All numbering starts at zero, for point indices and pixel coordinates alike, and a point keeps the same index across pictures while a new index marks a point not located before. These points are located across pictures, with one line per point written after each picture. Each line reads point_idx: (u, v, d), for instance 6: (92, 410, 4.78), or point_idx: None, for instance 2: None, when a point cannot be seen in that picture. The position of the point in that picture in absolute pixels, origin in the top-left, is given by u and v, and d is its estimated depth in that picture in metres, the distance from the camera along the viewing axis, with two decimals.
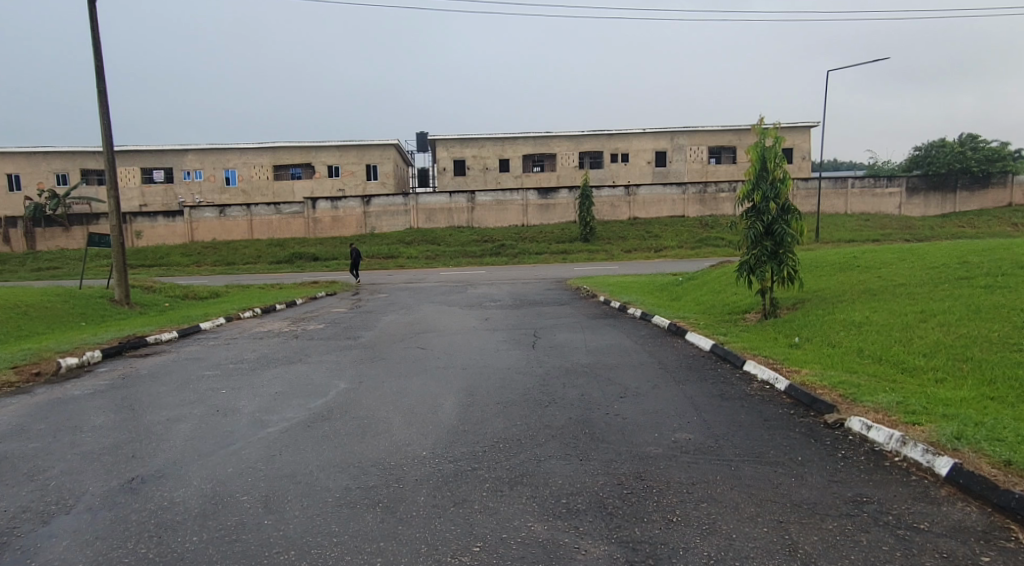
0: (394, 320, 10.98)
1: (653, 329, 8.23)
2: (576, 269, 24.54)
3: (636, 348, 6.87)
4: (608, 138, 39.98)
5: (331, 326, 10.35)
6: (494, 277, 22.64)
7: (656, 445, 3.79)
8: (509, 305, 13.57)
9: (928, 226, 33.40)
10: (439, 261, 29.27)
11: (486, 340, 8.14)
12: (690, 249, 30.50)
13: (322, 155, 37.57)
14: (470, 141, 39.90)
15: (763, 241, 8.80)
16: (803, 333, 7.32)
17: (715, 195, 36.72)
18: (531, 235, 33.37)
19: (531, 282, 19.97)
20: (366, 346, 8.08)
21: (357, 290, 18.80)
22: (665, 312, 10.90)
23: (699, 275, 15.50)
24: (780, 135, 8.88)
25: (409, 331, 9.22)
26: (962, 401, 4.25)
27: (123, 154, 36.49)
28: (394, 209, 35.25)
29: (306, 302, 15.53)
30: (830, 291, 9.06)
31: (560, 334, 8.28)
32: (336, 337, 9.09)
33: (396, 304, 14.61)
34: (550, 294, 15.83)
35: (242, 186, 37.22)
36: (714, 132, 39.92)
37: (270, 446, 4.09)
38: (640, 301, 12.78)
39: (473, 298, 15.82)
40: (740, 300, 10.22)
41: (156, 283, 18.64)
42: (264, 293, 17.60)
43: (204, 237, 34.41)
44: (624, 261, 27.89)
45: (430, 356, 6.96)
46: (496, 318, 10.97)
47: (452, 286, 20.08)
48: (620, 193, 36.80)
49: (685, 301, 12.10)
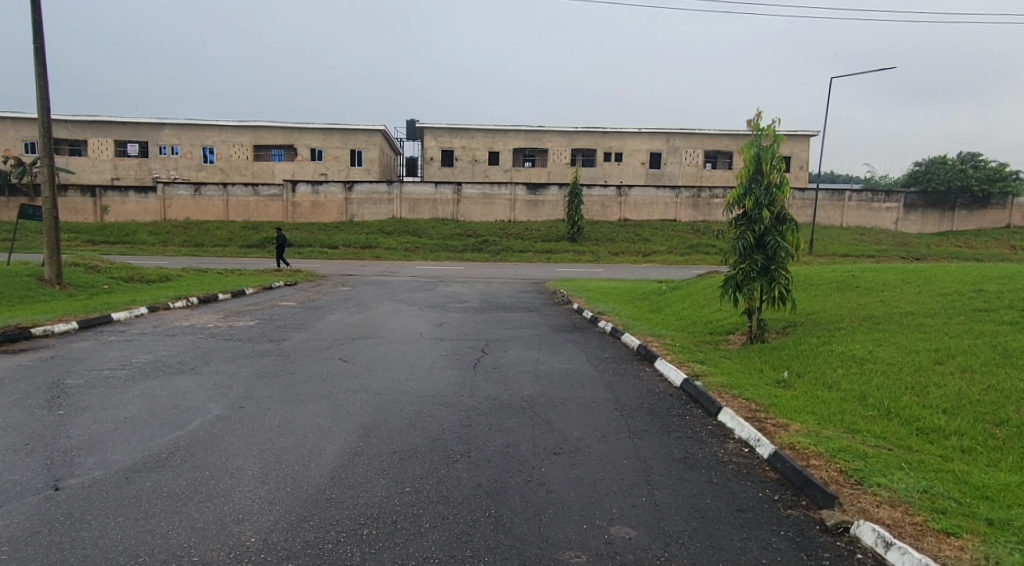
0: (337, 321, 9.76)
1: (619, 352, 7.06)
2: (559, 270, 23.42)
3: (592, 377, 5.71)
4: (603, 135, 38.84)
5: (262, 325, 9.11)
6: (471, 274, 21.48)
7: (578, 548, 2.66)
8: (474, 309, 12.39)
9: (925, 244, 32.54)
10: (419, 254, 28.07)
11: (424, 353, 6.94)
12: (680, 255, 29.47)
13: (305, 137, 36.20)
14: (460, 131, 38.62)
15: (753, 254, 7.66)
16: (794, 366, 6.23)
17: (709, 201, 35.68)
18: (517, 232, 32.19)
19: (506, 282, 18.80)
20: (283, 354, 6.86)
21: (319, 282, 17.60)
22: (641, 326, 9.74)
23: (684, 286, 14.35)
24: (780, 134, 7.73)
25: (343, 337, 8.00)
26: (1007, 492, 3.15)
27: (96, 125, 34.94)
28: (377, 197, 33.95)
29: (257, 292, 14.28)
30: (826, 314, 7.98)
31: (511, 352, 7.09)
32: (257, 339, 7.86)
33: (353, 301, 13.38)
34: (523, 297, 14.65)
35: (220, 164, 35.82)
36: (711, 136, 38.90)
37: (44, 515, 2.90)
38: (617, 312, 11.61)
39: (439, 297, 14.63)
40: (724, 319, 9.13)
41: (103, 261, 17.32)
42: (218, 280, 16.32)
43: (177, 216, 33.02)
44: (610, 264, 26.79)
45: (345, 374, 5.76)
46: (451, 325, 9.78)
47: (423, 281, 18.92)
48: (611, 193, 35.66)
49: (665, 315, 11.00)
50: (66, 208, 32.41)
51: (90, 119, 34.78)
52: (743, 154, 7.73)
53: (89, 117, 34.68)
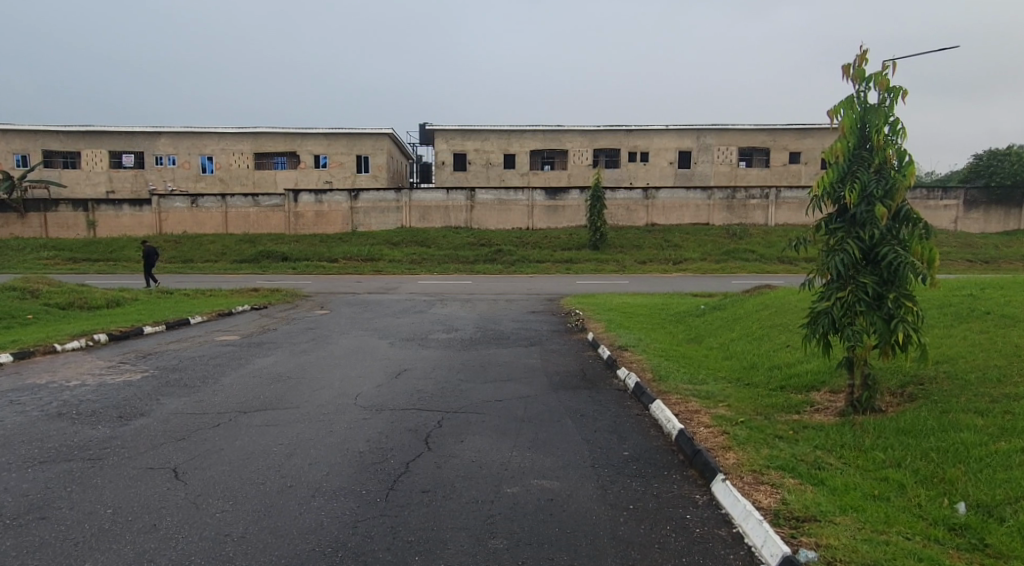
0: (260, 372, 7.05)
1: (648, 445, 4.26)
2: (579, 283, 20.75)
3: (592, 536, 2.94)
4: (627, 134, 36.01)
5: (143, 382, 6.45)
6: (476, 289, 18.97)
7: None
8: (462, 342, 9.70)
9: (993, 245, 28.94)
10: (425, 266, 25.60)
11: (326, 451, 4.19)
12: (715, 263, 26.56)
13: (308, 143, 34.13)
14: (472, 133, 36.10)
15: (860, 276, 4.86)
16: (968, 486, 3.45)
17: (745, 202, 32.59)
18: (535, 241, 29.48)
19: (514, 300, 16.17)
20: (93, 454, 4.13)
21: (295, 304, 15.24)
22: (679, 373, 6.94)
23: (729, 306, 11.45)
24: (899, 86, 4.94)
25: (230, 410, 5.25)
26: None
27: (90, 136, 33.44)
28: (385, 205, 31.61)
29: (205, 320, 11.82)
30: (970, 366, 5.18)
31: (472, 442, 4.36)
32: (98, 415, 5.15)
33: (314, 332, 10.77)
34: (529, 323, 11.90)
35: (219, 174, 34.01)
36: (745, 131, 35.81)
37: None
38: (645, 346, 8.77)
39: (425, 323, 11.98)
40: (800, 367, 6.37)
41: (49, 281, 15.16)
42: (175, 304, 14.03)
43: (174, 230, 31.15)
44: (636, 274, 23.97)
45: (131, 526, 3.03)
46: (412, 372, 7.06)
47: (419, 300, 16.39)
48: (637, 195, 32.76)
49: (708, 353, 8.25)
50: (59, 223, 30.77)
51: (83, 129, 33.22)
52: (837, 118, 4.95)
53: (83, 127, 33.16)
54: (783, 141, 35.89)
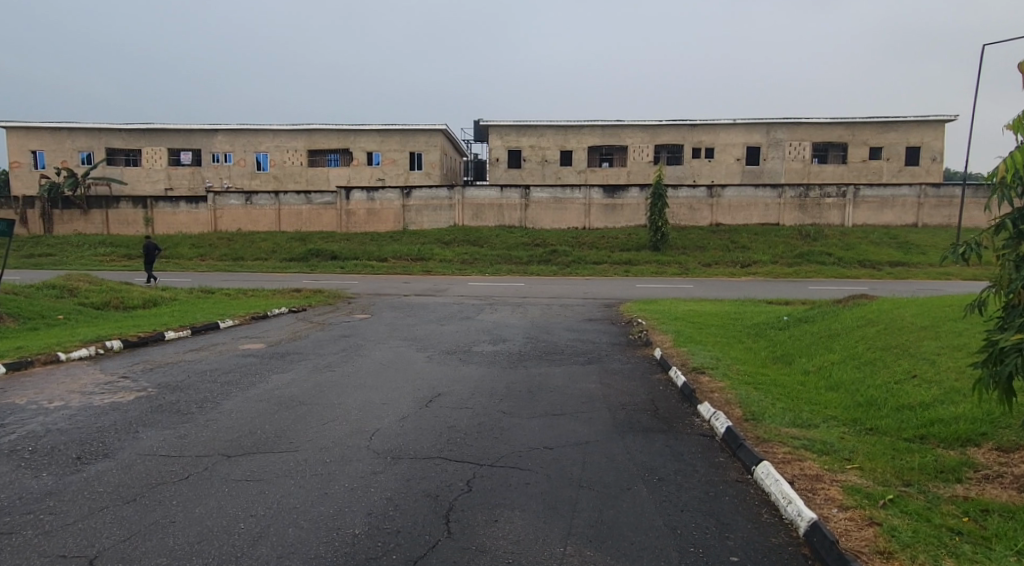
0: (271, 394, 6.00)
1: (764, 544, 2.94)
2: (640, 288, 19.34)
3: None
4: (691, 129, 34.06)
5: (131, 406, 5.46)
6: (528, 293, 17.79)
7: None
8: (508, 357, 8.50)
9: None
10: (476, 267, 24.55)
11: (309, 534, 3.03)
12: (787, 266, 24.56)
13: (361, 140, 33.76)
14: (527, 129, 34.90)
15: None
16: None
17: (819, 201, 30.30)
18: (592, 241, 28.06)
19: (569, 305, 14.92)
20: (7, 525, 3.08)
21: (336, 307, 14.48)
22: (778, 410, 5.45)
23: (821, 319, 9.87)
24: None
25: (211, 453, 4.16)
26: None
27: (151, 134, 34.05)
28: (437, 203, 30.80)
29: (236, 325, 11.06)
30: None
31: (509, 525, 3.12)
32: (51, 456, 4.14)
33: (346, 341, 9.77)
34: (586, 333, 10.64)
35: (274, 172, 34.08)
36: (820, 125, 33.34)
37: None
38: (725, 369, 7.29)
39: (469, 332, 10.86)
40: (944, 411, 4.81)
41: (90, 279, 14.86)
42: (211, 306, 13.44)
43: (229, 227, 31.27)
44: (702, 278, 22.31)
45: None
46: (445, 399, 5.87)
47: (467, 304, 15.33)
48: (701, 193, 30.82)
49: (807, 382, 6.71)
50: (119, 220, 31.33)
51: (144, 128, 33.84)
52: None
53: (144, 126, 33.77)
54: (863, 135, 33.24)
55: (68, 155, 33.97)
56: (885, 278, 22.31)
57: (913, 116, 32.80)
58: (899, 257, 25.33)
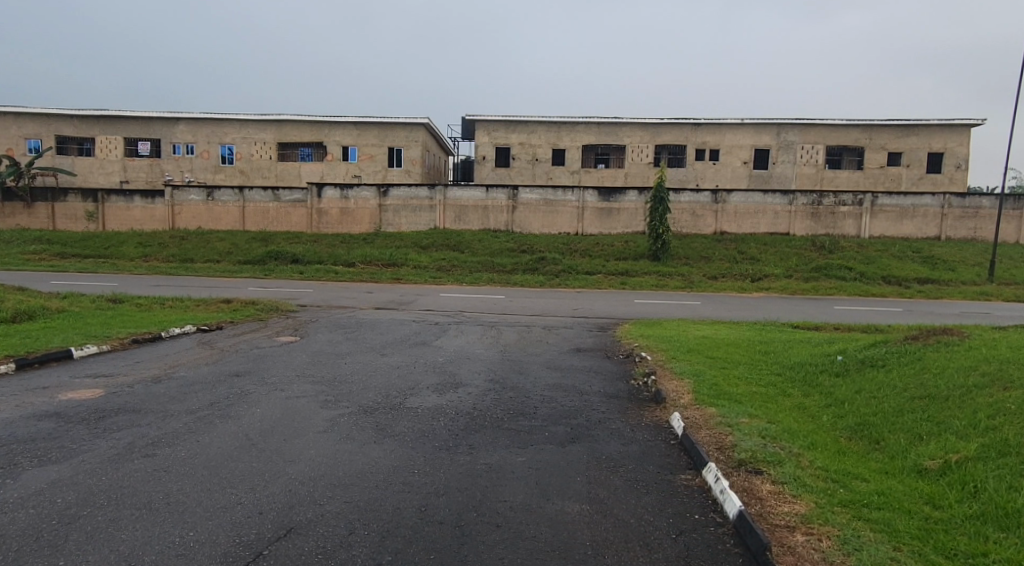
0: None
1: None
2: (639, 303, 16.63)
3: None
4: (695, 128, 31.39)
5: None
6: (507, 308, 14.99)
7: None
8: (454, 421, 5.61)
9: None
10: (453, 275, 21.71)
11: None
12: (803, 281, 21.84)
13: (336, 133, 30.96)
14: (517, 125, 32.14)
15: None
16: None
17: (833, 209, 27.68)
18: (585, 248, 25.29)
19: (552, 327, 12.09)
20: None
21: (265, 324, 11.68)
22: None
23: (899, 364, 7.02)
24: None
25: None
26: None
27: (106, 122, 31.20)
28: (416, 203, 27.93)
29: (102, 354, 8.14)
30: None
31: None
32: None
33: (232, 383, 6.84)
34: (573, 375, 7.81)
35: (240, 165, 31.21)
36: (835, 127, 30.77)
37: None
38: (793, 466, 4.41)
39: (414, 369, 7.98)
40: None
41: None
42: (96, 322, 10.61)
43: (187, 224, 28.33)
44: (708, 293, 19.54)
45: None
46: (280, 557, 3.00)
47: (427, 322, 12.51)
48: (705, 198, 28.06)
49: (940, 499, 3.88)
50: (65, 214, 28.43)
51: (98, 114, 30.97)
52: None
53: (97, 112, 30.90)
54: (881, 139, 30.70)
55: (14, 143, 31.05)
56: (915, 297, 19.62)
57: (936, 119, 30.23)
58: (927, 272, 22.68)
